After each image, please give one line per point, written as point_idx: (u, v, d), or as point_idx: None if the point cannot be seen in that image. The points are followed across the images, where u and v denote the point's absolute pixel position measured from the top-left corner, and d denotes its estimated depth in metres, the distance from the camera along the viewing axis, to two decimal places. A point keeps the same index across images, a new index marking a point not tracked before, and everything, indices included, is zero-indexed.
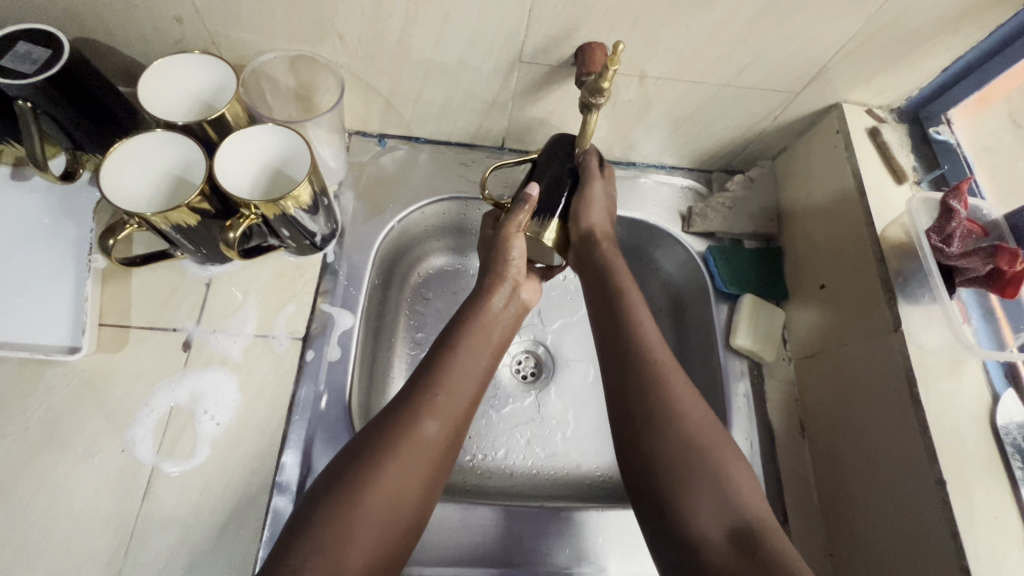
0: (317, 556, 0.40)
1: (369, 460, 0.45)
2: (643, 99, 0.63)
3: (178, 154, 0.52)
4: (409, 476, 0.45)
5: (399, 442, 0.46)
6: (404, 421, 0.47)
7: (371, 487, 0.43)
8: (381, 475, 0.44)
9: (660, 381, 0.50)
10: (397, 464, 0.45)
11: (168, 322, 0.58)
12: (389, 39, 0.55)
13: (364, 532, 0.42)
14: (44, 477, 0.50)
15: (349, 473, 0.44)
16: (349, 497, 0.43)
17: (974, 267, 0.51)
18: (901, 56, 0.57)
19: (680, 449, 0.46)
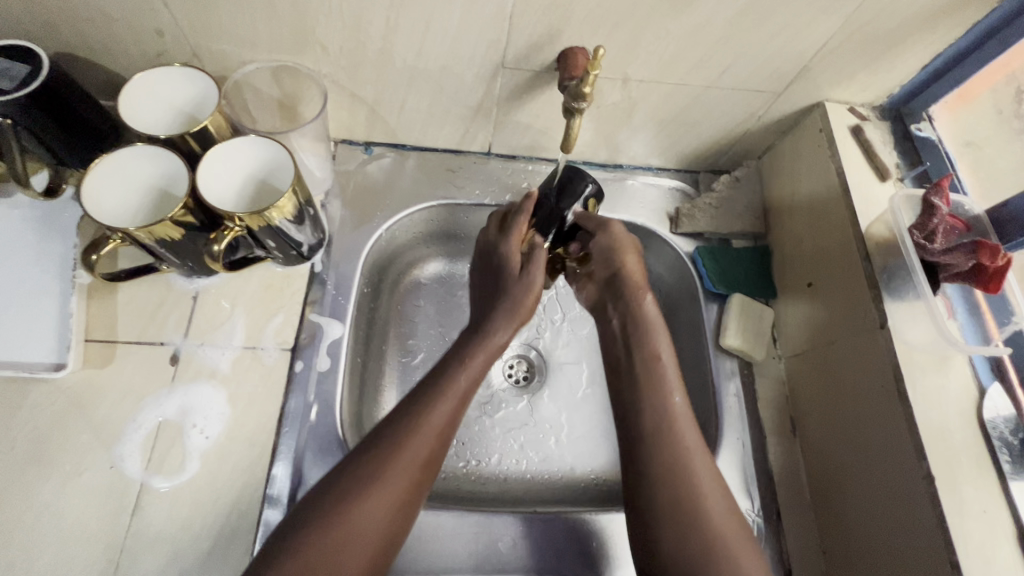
0: (315, 538, 0.43)
1: (342, 503, 0.44)
2: (627, 102, 0.63)
3: (160, 168, 0.52)
4: (385, 515, 0.45)
5: (380, 481, 0.45)
6: (382, 458, 0.46)
7: (343, 530, 0.43)
8: (353, 519, 0.44)
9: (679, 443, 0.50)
10: (374, 502, 0.44)
11: (155, 336, 0.57)
12: (371, 48, 0.55)
13: (339, 566, 0.42)
14: (31, 496, 0.50)
15: (321, 514, 0.44)
16: (320, 546, 0.42)
17: (957, 262, 0.52)
18: (880, 54, 0.58)
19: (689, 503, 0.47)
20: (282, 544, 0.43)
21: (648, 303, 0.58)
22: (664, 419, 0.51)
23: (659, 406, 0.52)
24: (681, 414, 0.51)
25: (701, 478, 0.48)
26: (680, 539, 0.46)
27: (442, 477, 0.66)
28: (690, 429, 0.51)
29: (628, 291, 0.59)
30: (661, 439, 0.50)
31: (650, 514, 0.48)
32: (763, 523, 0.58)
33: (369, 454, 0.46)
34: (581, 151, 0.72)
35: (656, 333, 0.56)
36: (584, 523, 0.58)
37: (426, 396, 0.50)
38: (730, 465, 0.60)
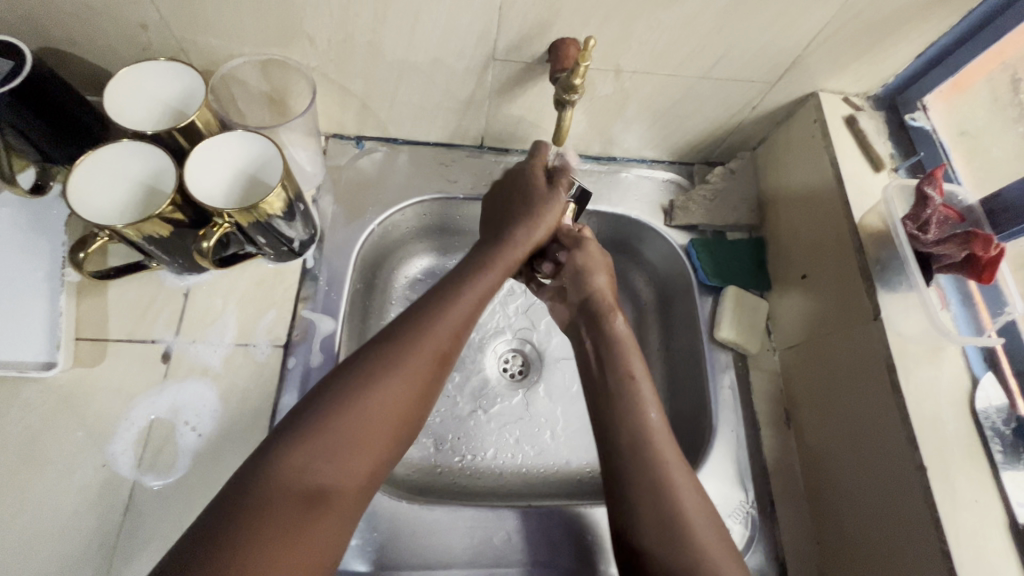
0: (333, 423, 0.41)
1: (370, 373, 0.44)
2: (620, 94, 0.62)
3: (147, 164, 0.52)
4: (410, 391, 0.45)
5: (404, 357, 0.45)
6: (407, 338, 0.46)
7: (371, 405, 0.43)
8: (387, 386, 0.44)
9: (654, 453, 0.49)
10: (399, 376, 0.45)
11: (146, 334, 0.57)
12: (359, 40, 0.54)
13: (356, 448, 0.42)
14: (23, 495, 0.49)
15: (345, 386, 0.43)
16: (350, 415, 0.42)
17: (951, 253, 0.51)
18: (874, 43, 0.57)
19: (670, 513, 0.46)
20: (302, 415, 0.42)
21: (619, 324, 0.58)
22: (640, 439, 0.50)
23: (631, 416, 0.51)
24: (660, 434, 0.50)
25: (684, 497, 0.47)
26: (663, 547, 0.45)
27: (438, 471, 0.66)
28: (666, 440, 0.50)
29: (599, 312, 0.59)
30: (635, 445, 0.50)
31: (641, 546, 0.46)
32: (757, 514, 0.58)
33: (392, 335, 0.47)
34: (575, 144, 0.72)
35: (630, 355, 0.56)
36: (580, 518, 0.58)
37: (442, 292, 0.51)
38: (725, 457, 0.60)
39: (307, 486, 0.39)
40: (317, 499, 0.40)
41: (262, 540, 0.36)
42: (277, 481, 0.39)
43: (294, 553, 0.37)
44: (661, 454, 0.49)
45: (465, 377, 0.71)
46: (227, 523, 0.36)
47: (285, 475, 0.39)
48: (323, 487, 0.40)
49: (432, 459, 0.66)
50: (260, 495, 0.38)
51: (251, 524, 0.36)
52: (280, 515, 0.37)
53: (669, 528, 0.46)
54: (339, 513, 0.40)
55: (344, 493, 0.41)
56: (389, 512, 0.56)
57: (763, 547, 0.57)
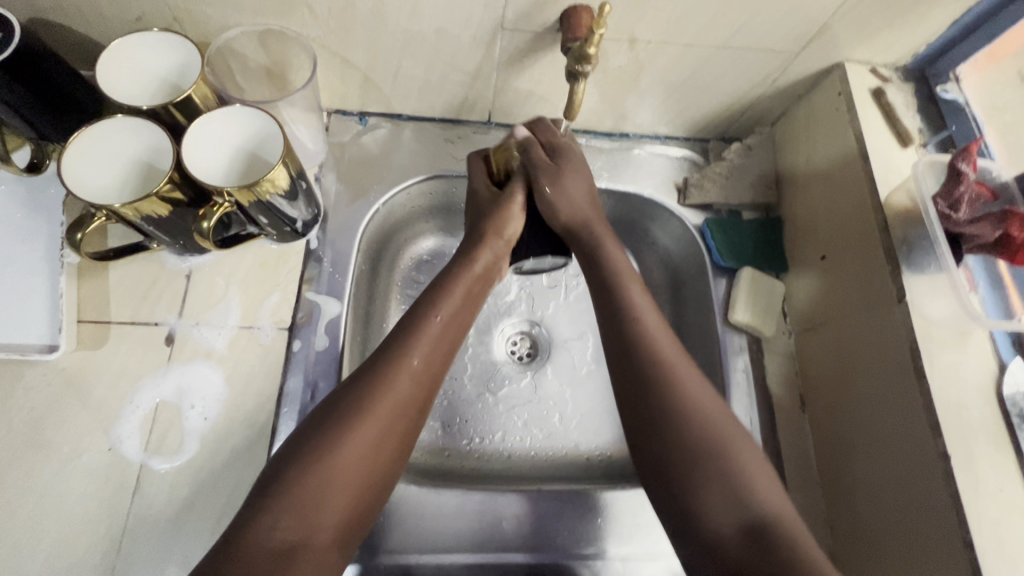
0: (302, 473, 0.41)
1: (340, 417, 0.44)
2: (634, 65, 0.60)
3: (141, 140, 0.50)
4: (379, 439, 0.44)
5: (374, 398, 0.45)
6: (375, 383, 0.46)
7: (339, 456, 0.42)
8: (356, 430, 0.43)
9: (665, 370, 0.48)
10: (366, 426, 0.44)
11: (149, 316, 0.56)
12: (361, 9, 0.52)
13: (327, 498, 0.41)
14: (31, 478, 0.49)
15: (315, 439, 0.42)
16: (320, 471, 0.41)
17: (984, 233, 0.49)
18: (907, 9, 0.54)
19: (689, 435, 0.45)
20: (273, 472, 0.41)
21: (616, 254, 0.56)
22: (643, 351, 0.49)
23: (633, 328, 0.50)
24: (658, 332, 0.50)
25: (709, 419, 0.46)
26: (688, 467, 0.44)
27: (446, 454, 0.65)
28: (666, 339, 0.50)
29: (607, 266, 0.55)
30: (644, 361, 0.49)
31: (676, 478, 0.44)
32: None
33: (362, 381, 0.46)
34: (586, 119, 0.69)
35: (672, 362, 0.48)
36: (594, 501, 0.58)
37: (405, 333, 0.50)
38: None
39: (278, 544, 0.38)
40: (288, 558, 0.38)
41: None
42: (247, 541, 0.38)
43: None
44: (671, 370, 0.48)
45: (471, 360, 0.70)
46: None
47: (253, 535, 0.38)
48: (296, 544, 0.39)
49: (440, 442, 0.66)
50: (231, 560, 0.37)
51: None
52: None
53: (697, 449, 0.44)
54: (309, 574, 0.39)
55: (317, 547, 0.40)
56: (396, 495, 0.56)
57: None
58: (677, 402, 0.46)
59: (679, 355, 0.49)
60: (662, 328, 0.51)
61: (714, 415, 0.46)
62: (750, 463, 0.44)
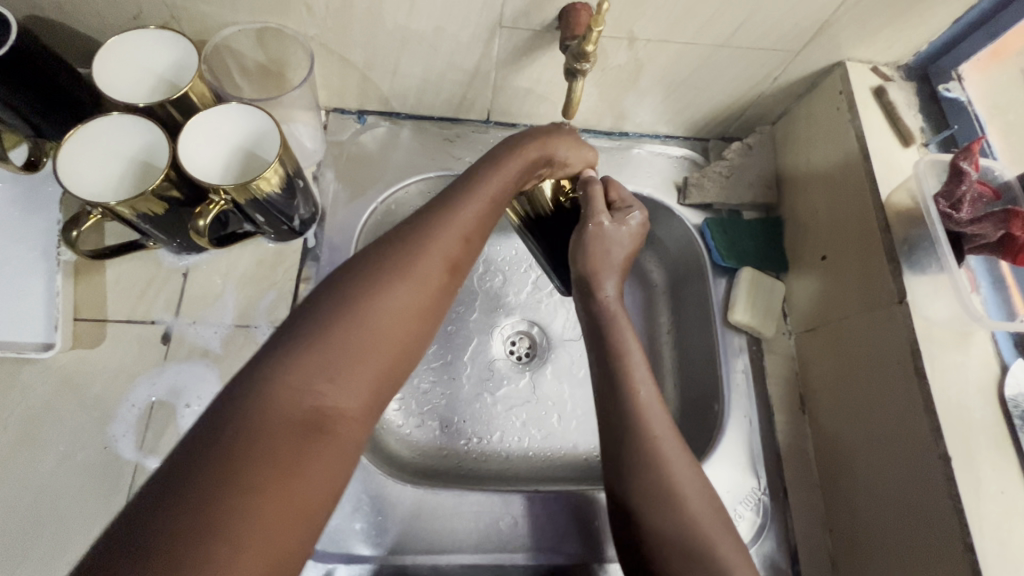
0: (339, 330, 0.37)
1: (380, 272, 0.40)
2: (634, 64, 0.59)
3: (123, 135, 0.49)
4: (421, 300, 0.40)
5: (420, 255, 0.41)
6: (421, 236, 0.42)
7: (376, 312, 0.38)
8: (397, 293, 0.39)
9: (647, 432, 0.44)
10: (407, 283, 0.40)
11: (145, 314, 0.56)
12: (358, 8, 0.52)
13: (363, 358, 0.37)
14: (26, 476, 0.49)
15: (348, 296, 0.38)
16: (356, 324, 0.37)
17: (986, 233, 0.49)
18: (908, 7, 0.53)
19: (661, 504, 0.42)
20: (296, 326, 0.37)
21: (610, 296, 0.52)
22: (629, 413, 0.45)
23: (624, 388, 0.46)
24: (650, 404, 0.45)
25: (684, 484, 0.43)
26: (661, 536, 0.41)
27: (443, 454, 0.65)
28: (658, 408, 0.46)
29: (609, 324, 0.50)
30: (630, 423, 0.45)
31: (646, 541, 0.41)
32: (769, 502, 0.57)
33: (401, 241, 0.42)
34: (585, 117, 0.69)
35: (671, 459, 0.43)
36: (593, 502, 0.57)
37: (447, 199, 0.45)
38: (737, 443, 0.59)
39: (310, 403, 0.34)
40: (320, 424, 0.34)
41: (256, 462, 0.31)
42: (270, 399, 0.33)
43: (287, 486, 0.32)
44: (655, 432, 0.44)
45: (470, 359, 0.70)
46: (202, 453, 0.31)
47: (278, 389, 0.34)
48: (327, 410, 0.35)
49: (437, 442, 0.65)
50: (246, 421, 0.32)
51: (240, 447, 0.31)
52: (277, 440, 0.32)
53: (666, 507, 0.42)
54: (341, 443, 0.35)
55: (350, 418, 0.36)
56: (392, 496, 0.55)
57: (775, 536, 0.56)
58: (664, 500, 0.42)
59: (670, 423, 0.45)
60: (668, 425, 0.45)
61: (697, 515, 0.42)
62: (717, 542, 0.41)
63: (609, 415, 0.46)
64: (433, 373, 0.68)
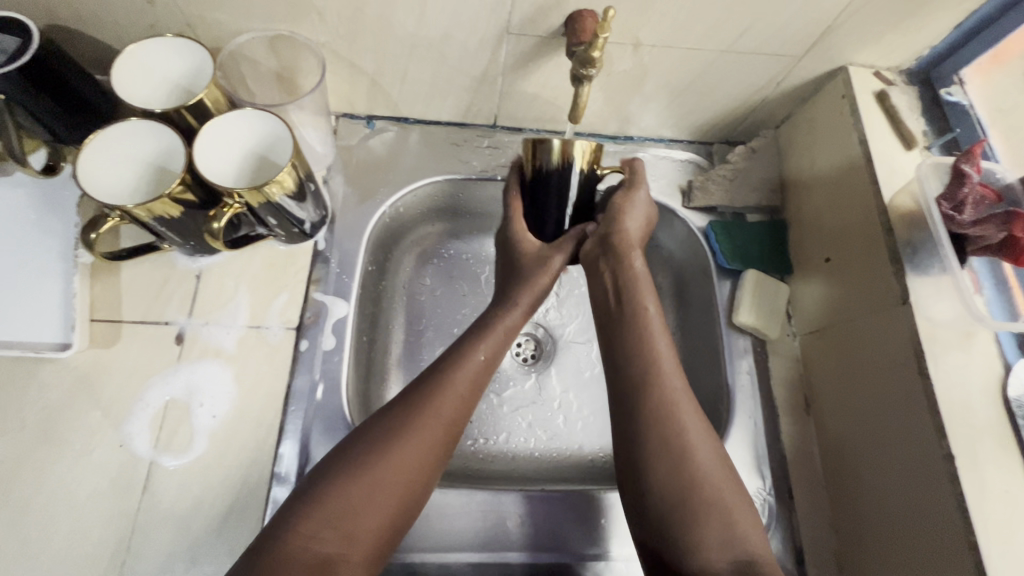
0: (350, 495, 0.42)
1: (387, 431, 0.46)
2: (638, 69, 0.60)
3: (125, 145, 0.50)
4: (422, 460, 0.46)
5: (424, 411, 0.47)
6: (429, 389, 0.49)
7: (380, 473, 0.44)
8: (401, 446, 0.45)
9: (662, 383, 0.49)
10: (409, 441, 0.46)
11: (159, 315, 0.57)
12: (369, 15, 0.53)
13: (368, 510, 0.42)
14: (44, 473, 0.50)
15: (359, 451, 0.45)
16: (362, 482, 0.43)
17: (988, 235, 0.49)
18: (909, 13, 0.54)
19: (675, 454, 0.46)
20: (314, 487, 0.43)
21: (638, 265, 0.55)
22: (645, 366, 0.50)
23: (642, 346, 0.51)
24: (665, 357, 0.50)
25: (694, 434, 0.47)
26: (671, 487, 0.45)
27: (450, 454, 0.66)
28: (673, 366, 0.50)
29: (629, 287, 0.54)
30: (645, 375, 0.49)
31: (657, 492, 0.46)
32: (775, 503, 0.57)
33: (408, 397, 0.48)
34: (590, 122, 0.70)
35: (682, 413, 0.48)
36: (599, 502, 0.58)
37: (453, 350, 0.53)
38: (742, 445, 0.59)
39: (313, 556, 0.40)
40: (326, 570, 0.40)
41: None
42: (287, 548, 0.40)
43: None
44: (668, 386, 0.49)
45: None
46: None
47: (290, 549, 0.40)
48: (331, 558, 0.40)
49: None
50: (267, 569, 0.38)
51: None
52: None
53: (677, 457, 0.46)
54: None
55: (352, 563, 0.41)
56: None
57: (781, 536, 0.56)
58: (676, 453, 0.46)
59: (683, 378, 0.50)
60: (682, 377, 0.50)
61: (706, 465, 0.46)
62: (728, 491, 0.45)
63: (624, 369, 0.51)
64: None
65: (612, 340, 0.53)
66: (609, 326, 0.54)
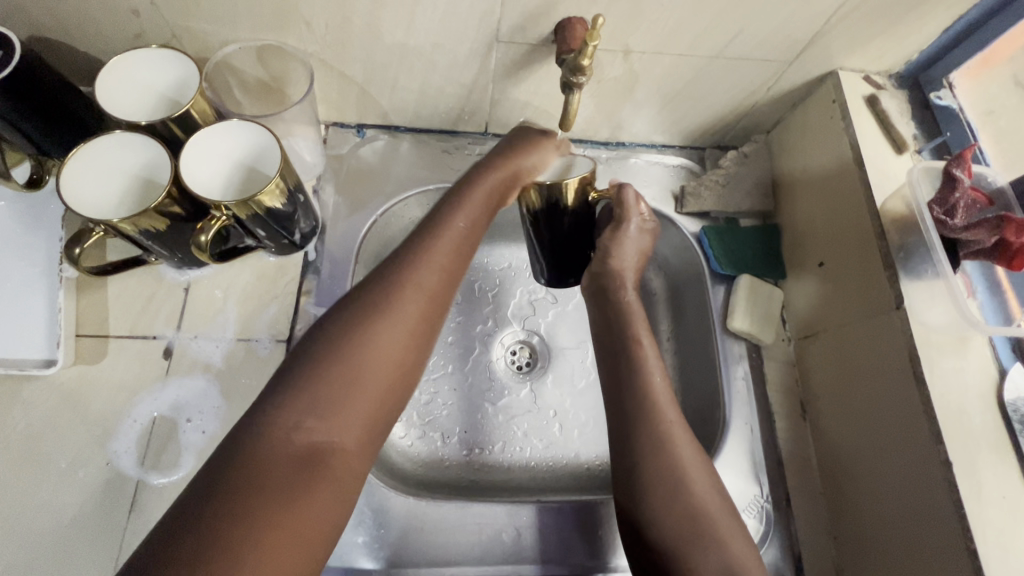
0: (330, 373, 0.39)
1: (366, 310, 0.41)
2: (629, 76, 0.60)
3: (91, 165, 0.49)
4: (406, 338, 0.42)
5: (403, 282, 0.43)
6: (401, 265, 0.43)
7: (359, 359, 0.40)
8: (382, 328, 0.41)
9: (658, 416, 0.49)
10: (391, 321, 0.41)
11: (147, 330, 0.56)
12: (357, 24, 0.52)
13: (353, 395, 0.39)
14: (27, 493, 0.49)
15: (337, 333, 0.40)
16: (344, 362, 0.39)
17: (980, 238, 0.49)
18: (899, 17, 0.54)
19: (668, 488, 0.46)
20: (280, 384, 0.38)
21: (631, 298, 0.56)
22: (643, 400, 0.50)
23: (637, 377, 0.51)
24: (661, 393, 0.51)
25: (691, 471, 0.47)
26: (668, 518, 0.46)
27: (446, 465, 0.65)
28: (669, 400, 0.51)
29: (625, 319, 0.55)
30: (638, 406, 0.50)
31: (651, 526, 0.46)
32: (771, 509, 0.57)
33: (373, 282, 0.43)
34: (582, 128, 0.69)
35: (679, 444, 0.48)
36: (595, 510, 0.57)
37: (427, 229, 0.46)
38: (739, 451, 0.59)
39: (302, 445, 0.36)
40: (318, 459, 0.37)
41: (266, 498, 0.34)
42: (271, 441, 0.36)
43: (293, 526, 0.34)
44: (664, 419, 0.49)
45: (471, 370, 0.70)
46: (198, 511, 0.33)
47: (264, 449, 0.35)
48: (323, 446, 0.37)
49: (439, 453, 0.65)
50: (249, 461, 0.35)
51: (253, 489, 0.34)
52: (278, 479, 0.35)
53: (672, 491, 0.46)
54: (337, 474, 0.37)
55: (347, 449, 0.38)
56: (394, 508, 0.55)
57: (779, 544, 0.56)
58: (669, 484, 0.47)
59: (679, 415, 0.50)
60: (675, 411, 0.50)
61: (704, 501, 0.46)
62: (723, 526, 0.45)
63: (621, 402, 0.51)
64: (435, 384, 0.69)
65: (607, 377, 0.54)
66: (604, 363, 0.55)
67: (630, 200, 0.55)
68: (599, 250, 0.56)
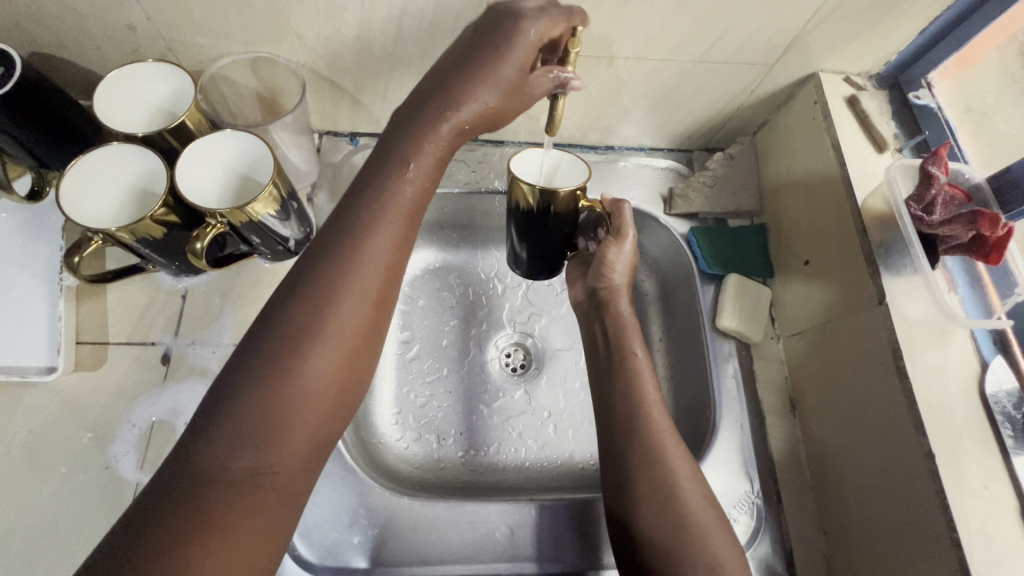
0: (263, 396, 0.37)
1: (298, 325, 0.40)
2: (615, 81, 0.61)
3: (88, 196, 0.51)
4: (344, 353, 0.41)
5: (341, 289, 0.41)
6: (338, 270, 0.42)
7: (298, 370, 0.39)
8: (318, 341, 0.40)
9: (652, 429, 0.51)
10: (329, 335, 0.40)
11: (146, 336, 0.57)
12: (347, 35, 0.54)
13: (290, 416, 0.38)
14: (29, 498, 0.50)
15: (273, 348, 0.39)
16: (278, 381, 0.38)
17: (956, 233, 0.50)
18: (876, 20, 0.55)
19: (658, 497, 0.47)
20: (223, 398, 0.37)
21: (625, 308, 0.59)
22: (637, 413, 0.52)
23: (633, 393, 0.53)
24: (655, 406, 0.52)
25: (682, 478, 0.48)
26: (659, 526, 0.47)
27: (441, 466, 0.66)
28: (661, 412, 0.52)
29: (618, 333, 0.58)
30: (631, 417, 0.52)
31: (641, 532, 0.47)
32: (762, 504, 0.57)
33: (312, 290, 0.41)
34: (571, 133, 0.71)
35: (671, 453, 0.49)
36: (587, 507, 0.58)
37: (364, 224, 0.44)
38: (730, 448, 0.59)
39: (238, 471, 0.36)
40: (259, 480, 0.36)
41: (205, 529, 0.34)
42: (204, 469, 0.35)
43: (244, 534, 0.35)
44: (657, 431, 0.51)
45: (466, 373, 0.71)
46: (138, 544, 0.32)
47: (204, 469, 0.35)
48: (263, 470, 0.37)
49: (435, 455, 0.66)
50: (185, 488, 0.35)
51: (194, 517, 0.34)
52: (214, 508, 0.34)
53: (663, 497, 0.47)
54: (279, 492, 0.37)
55: (288, 468, 0.38)
56: (388, 509, 0.56)
57: (770, 539, 0.56)
58: (661, 492, 0.48)
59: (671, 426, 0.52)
60: (668, 421, 0.52)
61: (695, 509, 0.47)
62: (712, 533, 0.46)
63: (615, 412, 0.53)
64: (430, 386, 0.69)
65: (603, 390, 0.56)
66: (599, 376, 0.57)
67: (628, 218, 0.57)
68: (596, 259, 0.60)
